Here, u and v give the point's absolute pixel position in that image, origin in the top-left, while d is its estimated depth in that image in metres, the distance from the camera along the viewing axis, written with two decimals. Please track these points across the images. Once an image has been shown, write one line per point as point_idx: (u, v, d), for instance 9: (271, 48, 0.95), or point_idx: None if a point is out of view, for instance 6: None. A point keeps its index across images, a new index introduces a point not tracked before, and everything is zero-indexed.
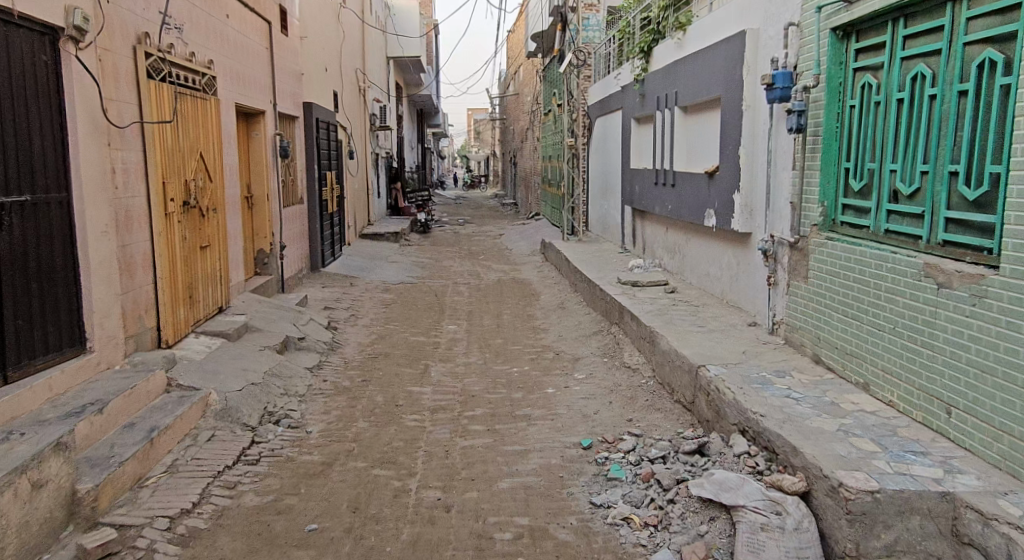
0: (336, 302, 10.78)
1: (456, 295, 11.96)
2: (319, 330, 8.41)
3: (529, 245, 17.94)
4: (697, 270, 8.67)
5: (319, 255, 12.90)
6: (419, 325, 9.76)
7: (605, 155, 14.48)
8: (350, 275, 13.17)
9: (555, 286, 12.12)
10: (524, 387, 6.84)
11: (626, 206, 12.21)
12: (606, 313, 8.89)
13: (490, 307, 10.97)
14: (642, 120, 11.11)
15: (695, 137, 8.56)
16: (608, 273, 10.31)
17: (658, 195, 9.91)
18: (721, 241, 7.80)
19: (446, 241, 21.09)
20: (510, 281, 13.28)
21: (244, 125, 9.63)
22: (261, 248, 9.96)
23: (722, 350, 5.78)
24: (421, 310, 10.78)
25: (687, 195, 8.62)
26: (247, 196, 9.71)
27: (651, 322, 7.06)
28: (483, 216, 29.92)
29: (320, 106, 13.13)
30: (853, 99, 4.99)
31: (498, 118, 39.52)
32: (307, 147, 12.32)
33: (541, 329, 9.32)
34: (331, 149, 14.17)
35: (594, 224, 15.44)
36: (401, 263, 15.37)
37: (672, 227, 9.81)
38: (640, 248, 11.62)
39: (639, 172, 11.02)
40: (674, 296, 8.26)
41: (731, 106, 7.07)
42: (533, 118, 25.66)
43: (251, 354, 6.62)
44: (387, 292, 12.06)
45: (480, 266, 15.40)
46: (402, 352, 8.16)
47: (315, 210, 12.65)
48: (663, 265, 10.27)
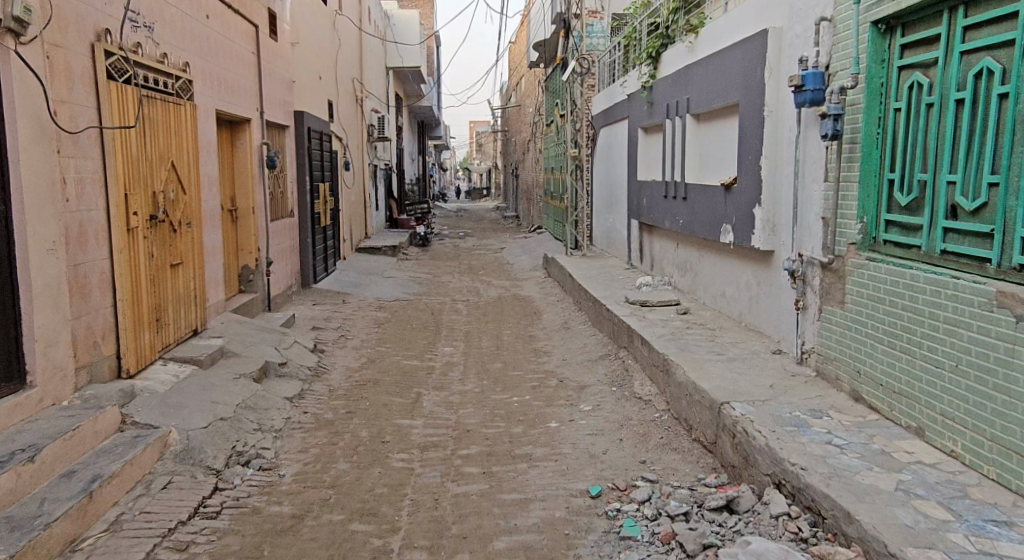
0: (326, 322, 10.17)
1: (454, 313, 11.35)
2: (304, 354, 7.80)
3: (531, 260, 17.33)
4: (711, 290, 8.06)
5: (311, 271, 12.30)
6: (413, 347, 9.13)
7: (610, 166, 13.89)
8: (344, 292, 12.57)
9: (558, 305, 11.51)
10: (525, 421, 6.22)
11: (633, 220, 11.62)
12: (614, 335, 8.26)
13: (489, 327, 10.35)
14: (650, 130, 10.53)
15: (709, 147, 7.95)
16: (615, 292, 9.70)
17: (668, 209, 9.31)
18: (739, 258, 7.19)
19: (446, 256, 20.49)
20: (510, 298, 12.65)
21: (228, 133, 9.04)
22: (246, 264, 9.37)
23: (746, 384, 5.17)
24: (416, 330, 10.17)
25: (700, 209, 8.02)
26: (231, 209, 9.12)
27: (663, 348, 6.44)
28: (484, 229, 29.33)
29: (313, 115, 12.56)
30: (897, 101, 4.39)
31: (501, 130, 38.97)
32: (298, 158, 11.74)
33: (544, 352, 8.70)
34: (325, 160, 13.59)
35: (599, 239, 14.83)
36: (397, 279, 14.76)
37: (683, 242, 9.21)
38: (647, 264, 11.02)
39: (647, 184, 10.42)
40: (687, 319, 7.64)
41: (751, 112, 6.46)
42: (535, 129, 25.11)
43: (225, 384, 6.02)
44: (381, 310, 11.45)
45: (480, 282, 14.79)
46: (393, 378, 7.54)
47: (306, 224, 12.06)
48: (672, 283, 9.67)
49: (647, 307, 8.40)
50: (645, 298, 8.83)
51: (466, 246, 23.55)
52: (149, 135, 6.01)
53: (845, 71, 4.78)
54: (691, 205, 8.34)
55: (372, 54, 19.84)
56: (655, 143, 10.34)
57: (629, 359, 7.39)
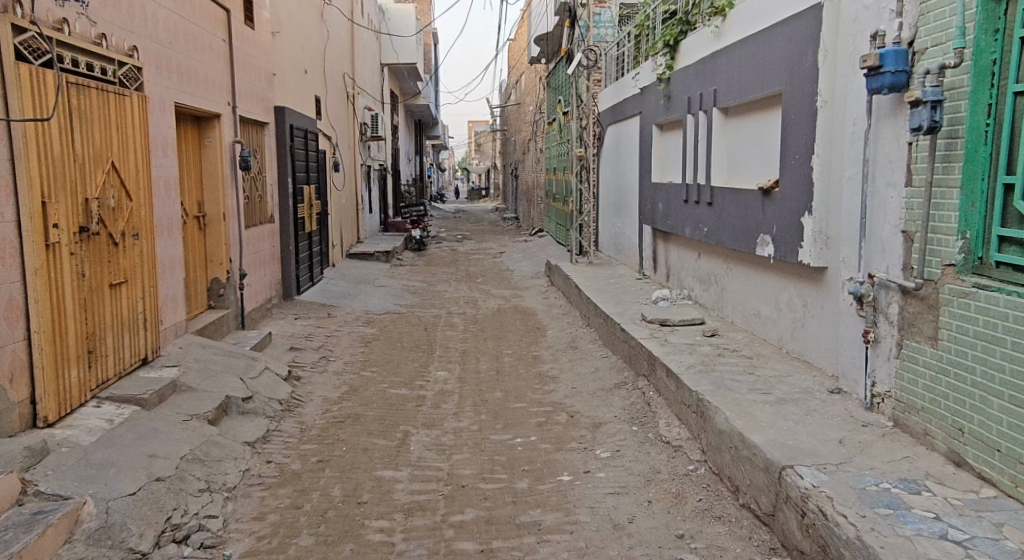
0: (307, 341, 9.16)
1: (449, 329, 10.34)
2: (277, 383, 6.79)
3: (533, 266, 16.33)
4: (743, 309, 7.08)
5: (294, 281, 11.29)
6: (402, 370, 8.12)
7: (619, 167, 12.87)
8: (330, 304, 11.56)
9: (563, 319, 10.50)
10: (531, 472, 5.22)
11: (646, 226, 10.63)
12: (631, 360, 7.26)
13: (488, 346, 9.34)
14: (668, 127, 9.51)
15: (742, 144, 6.93)
16: (629, 307, 8.70)
17: (689, 215, 8.31)
18: (779, 275, 6.20)
19: (443, 261, 19.47)
20: (510, 310, 11.65)
21: (196, 130, 8.01)
22: (216, 278, 8.37)
23: (809, 438, 4.17)
24: (406, 349, 9.15)
25: (729, 217, 7.02)
26: (199, 215, 8.10)
27: (696, 382, 5.43)
28: (482, 232, 28.31)
29: (297, 111, 11.53)
30: (1020, 83, 3.40)
31: (500, 128, 37.91)
32: (280, 158, 10.70)
33: (550, 377, 7.70)
34: (311, 161, 12.58)
35: (606, 244, 13.83)
36: (389, 288, 13.76)
37: (705, 252, 8.22)
38: (663, 275, 10.03)
39: (663, 187, 9.41)
40: (717, 343, 6.64)
41: (799, 104, 5.44)
42: (536, 128, 24.08)
43: (172, 429, 5.01)
44: (368, 325, 10.44)
45: (478, 292, 13.79)
46: (377, 412, 6.53)
47: (289, 229, 11.05)
48: (692, 297, 8.70)
49: (669, 327, 7.42)
50: (665, 315, 7.85)
51: (464, 250, 22.53)
52: (83, 131, 5.00)
53: (943, 46, 3.77)
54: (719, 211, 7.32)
55: (365, 48, 18.78)
56: (673, 141, 9.32)
57: (652, 392, 6.39)
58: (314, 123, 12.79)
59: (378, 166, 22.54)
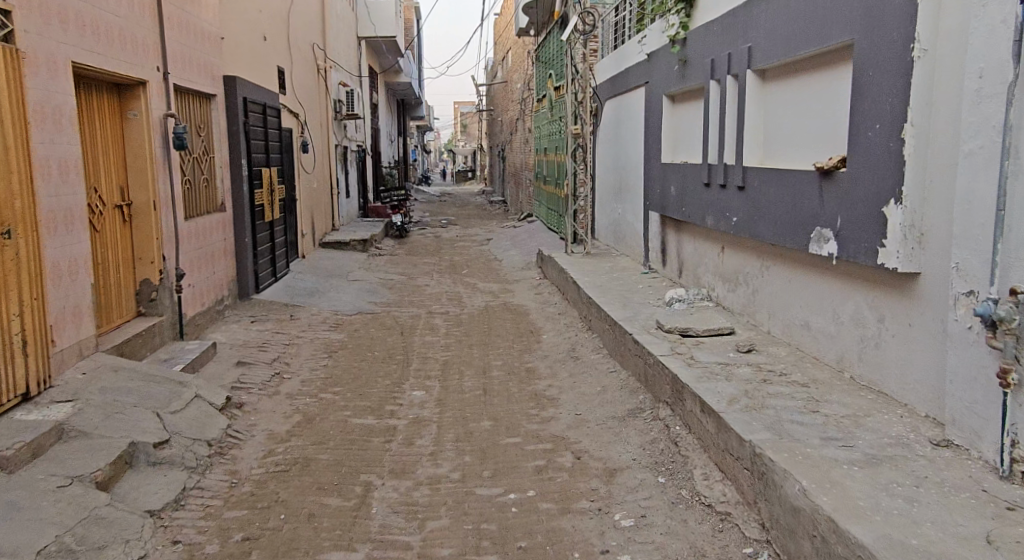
0: (260, 351, 7.80)
1: (429, 333, 8.99)
2: (210, 415, 5.45)
3: (523, 255, 14.96)
4: (786, 318, 5.79)
5: (251, 278, 9.91)
6: (371, 389, 6.76)
7: (619, 146, 11.51)
8: (294, 303, 10.19)
9: (560, 321, 9.18)
10: (529, 550, 3.93)
11: (653, 212, 9.32)
12: (648, 381, 5.97)
13: (473, 355, 8.01)
14: (683, 98, 8.13)
15: (786, 114, 5.59)
16: (639, 310, 7.39)
17: (710, 201, 6.98)
18: (839, 280, 4.92)
19: (426, 249, 18.08)
20: (498, 309, 10.31)
21: (115, 101, 6.59)
22: (147, 279, 6.99)
23: (936, 535, 2.90)
24: (377, 359, 7.80)
25: (768, 205, 5.70)
26: (122, 205, 6.69)
27: (747, 423, 4.12)
28: (468, 216, 26.88)
29: (253, 83, 10.07)
30: None
31: (486, 107, 36.33)
32: (232, 136, 9.28)
33: (548, 399, 6.40)
34: (273, 140, 11.14)
35: (604, 232, 12.49)
36: (363, 282, 12.38)
37: (730, 246, 6.93)
38: (675, 270, 8.72)
39: (677, 168, 8.07)
40: (756, 362, 5.36)
41: (882, 57, 4.11)
42: (524, 107, 22.59)
43: (42, 503, 3.69)
44: (335, 329, 9.08)
45: (462, 285, 12.44)
46: (334, 453, 5.20)
47: (245, 219, 9.65)
48: (714, 299, 7.43)
49: (691, 340, 6.14)
50: (684, 323, 6.57)
51: (448, 236, 21.13)
52: None
53: None
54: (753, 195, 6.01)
55: (337, 18, 17.22)
56: (689, 114, 7.96)
57: (680, 425, 5.10)
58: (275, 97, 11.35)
59: (355, 146, 21.04)
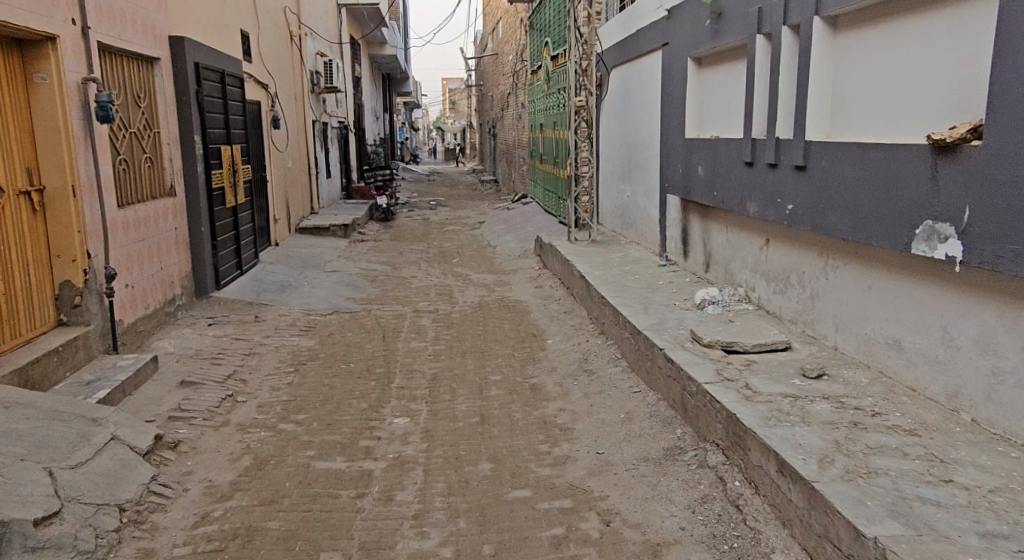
0: (213, 365, 6.57)
1: (416, 339, 7.77)
2: (129, 464, 4.24)
3: (519, 242, 13.75)
4: (863, 332, 4.60)
5: (210, 272, 8.70)
6: (343, 416, 5.56)
7: (627, 119, 10.28)
8: (261, 300, 8.94)
9: (566, 323, 7.99)
10: None
11: (672, 195, 8.11)
12: (687, 412, 4.78)
13: (467, 367, 6.81)
14: (715, 62, 6.98)
15: (881, 72, 4.44)
16: (665, 315, 6.19)
17: (752, 184, 5.79)
18: (954, 292, 3.76)
19: (413, 235, 16.83)
20: (494, 307, 9.11)
21: (15, 60, 5.32)
22: (69, 282, 5.73)
23: None
24: (353, 373, 6.59)
25: (841, 189, 4.53)
26: (29, 190, 5.42)
27: (855, 502, 2.95)
28: (458, 197, 25.61)
29: (206, 47, 8.79)
30: None
31: (476, 84, 34.97)
32: (178, 109, 8.15)
33: (561, 431, 5.20)
34: (235, 115, 9.96)
35: (609, 216, 11.30)
36: (342, 274, 11.16)
37: (777, 238, 5.74)
38: (701, 263, 7.51)
39: (705, 144, 6.86)
40: (833, 394, 4.17)
41: None
42: (518, 80, 21.23)
43: None
44: (307, 334, 7.85)
45: (453, 277, 11.22)
46: (289, 520, 4.00)
47: (201, 204, 8.46)
48: (753, 301, 6.24)
49: (740, 358, 4.94)
50: (727, 335, 5.35)
51: (437, 219, 19.87)
52: None
53: None
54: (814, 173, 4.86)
55: None
56: (722, 79, 6.79)
57: (741, 482, 3.92)
58: (235, 64, 10.05)
59: (335, 123, 19.74)
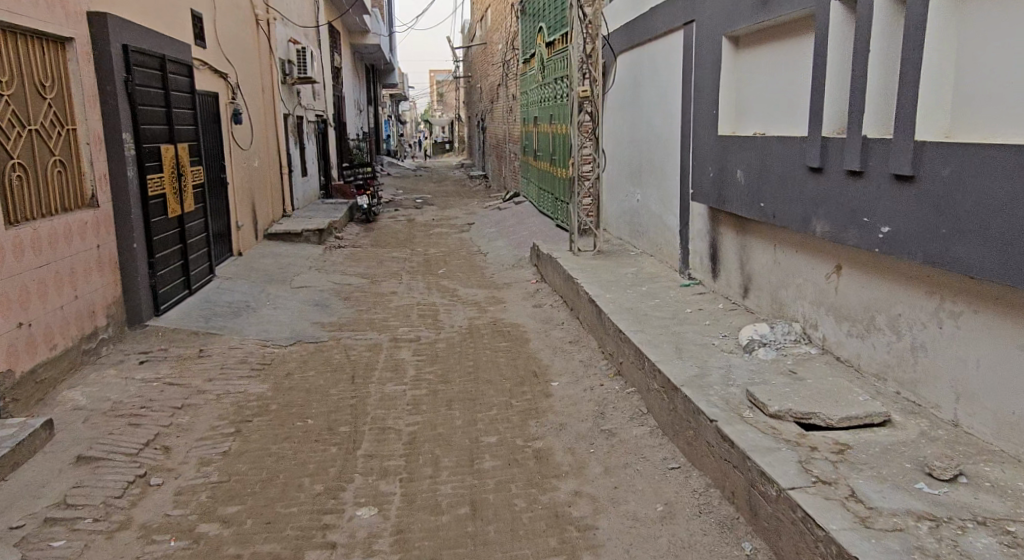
0: (133, 428, 5.22)
1: (392, 381, 6.45)
2: None
3: (512, 250, 12.41)
4: (1013, 412, 3.28)
5: (146, 297, 7.50)
6: (289, 507, 4.22)
7: (638, 111, 8.94)
8: (211, 332, 7.59)
9: (572, 359, 6.66)
10: None
11: (699, 202, 6.79)
12: (756, 519, 3.47)
13: (454, 422, 5.48)
14: (750, 43, 5.80)
15: None
16: (704, 362, 4.83)
17: (817, 194, 4.45)
18: None
19: (396, 239, 15.48)
20: (485, 335, 7.77)
21: None
22: None
23: None
24: (310, 435, 5.24)
25: (992, 213, 3.24)
26: None
27: None
28: (447, 195, 24.25)
29: (130, 28, 7.41)
30: None
31: (464, 76, 33.63)
32: (101, 99, 7.00)
33: (579, 534, 3.86)
34: (177, 109, 8.88)
35: (615, 221, 9.99)
36: (312, 292, 9.80)
37: (850, 264, 4.38)
38: (739, 286, 6.14)
39: (748, 142, 5.52)
40: (988, 514, 2.90)
41: None
42: (508, 72, 19.98)
43: None
44: (259, 375, 6.49)
45: (438, 293, 9.89)
46: None
47: (132, 215, 7.27)
48: (814, 342, 4.91)
49: (825, 438, 3.53)
50: (800, 401, 3.89)
51: (423, 221, 18.55)
52: None
53: None
54: (930, 182, 3.57)
55: None
56: (759, 62, 5.64)
57: None
58: (179, 50, 9.07)
59: (313, 117, 18.41)
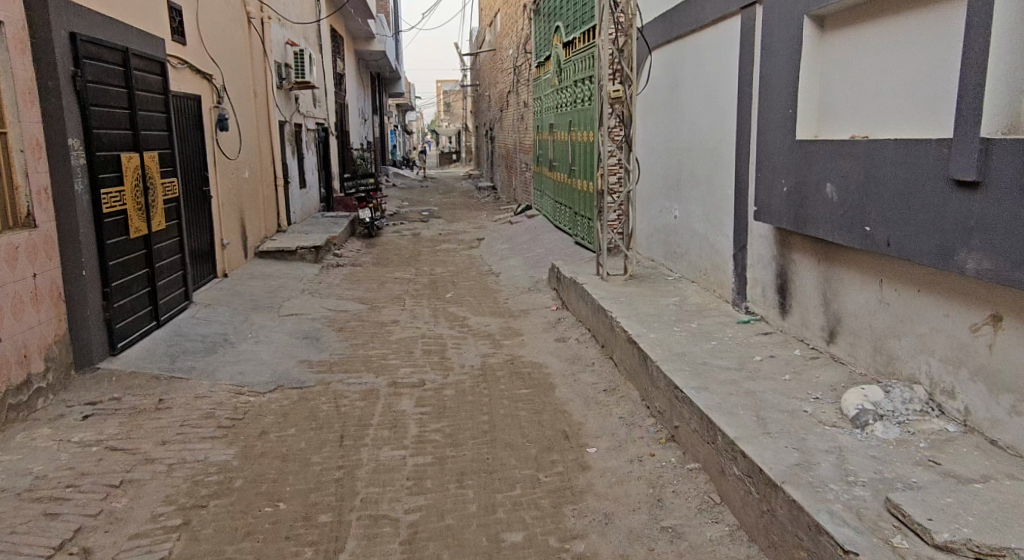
0: (50, 521, 4.03)
1: (390, 443, 5.25)
2: None
3: (527, 270, 11.21)
4: None
5: (99, 334, 6.33)
6: None
7: (675, 112, 7.79)
8: (176, 376, 6.41)
9: (610, 415, 5.44)
10: None
11: (761, 220, 5.61)
12: None
13: (467, 507, 4.27)
14: (838, 23, 4.67)
15: None
16: (801, 440, 3.60)
17: (968, 215, 3.43)
18: None
19: (400, 257, 14.31)
20: (502, 379, 6.56)
21: None
22: None
23: None
24: (280, 529, 4.05)
25: None
26: None
27: None
28: (454, 207, 23.08)
29: (75, 13, 6.29)
30: None
31: (472, 84, 32.55)
32: (43, 97, 5.91)
33: None
34: (146, 113, 7.78)
35: (646, 239, 8.80)
36: (302, 322, 8.63)
37: (1005, 307, 3.36)
38: (821, 327, 4.91)
39: (839, 145, 4.37)
40: None
41: None
42: (518, 78, 18.88)
43: None
44: (227, 436, 5.30)
45: (446, 323, 8.70)
46: None
47: (83, 234, 6.16)
48: (941, 412, 3.69)
49: None
50: (974, 526, 2.83)
51: (428, 236, 17.37)
52: None
53: None
54: None
55: None
56: (857, 49, 4.53)
57: None
58: (151, 45, 8.00)
59: (313, 125, 17.31)
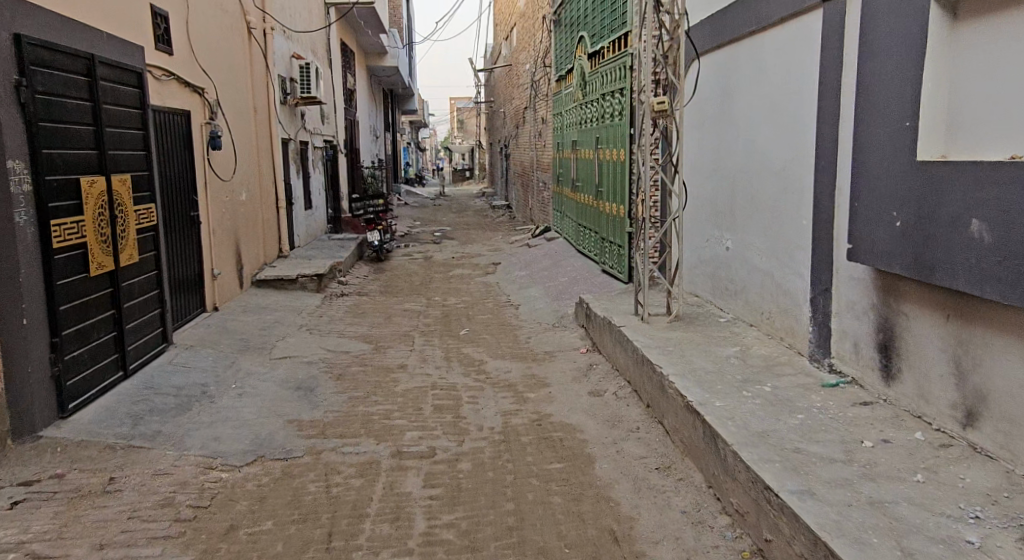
0: None
1: (390, 546, 4.15)
2: None
3: (549, 303, 10.10)
4: None
5: (44, 396, 5.24)
6: None
7: (728, 127, 6.69)
8: (136, 443, 5.33)
9: (668, 508, 4.32)
10: None
11: (852, 260, 4.51)
12: None
13: None
14: (978, 10, 3.63)
15: None
16: None
17: None
18: None
19: (409, 284, 13.23)
20: (528, 448, 5.43)
21: None
22: None
23: None
24: None
25: None
26: None
27: None
28: (467, 227, 22.00)
29: (21, 11, 5.26)
30: None
31: (486, 100, 31.49)
32: None
33: None
34: (123, 130, 6.75)
35: (691, 273, 7.67)
36: (296, 368, 7.55)
37: None
38: (951, 405, 3.80)
39: (1000, 172, 3.38)
40: None
41: None
42: (537, 92, 17.80)
43: None
44: (186, 536, 4.22)
45: (460, 368, 7.59)
46: None
47: (23, 274, 5.12)
48: None
49: None
50: None
51: (441, 260, 16.24)
52: None
53: None
54: None
55: None
56: (1002, 42, 3.56)
57: None
58: (129, 53, 6.97)
59: (320, 143, 16.32)
